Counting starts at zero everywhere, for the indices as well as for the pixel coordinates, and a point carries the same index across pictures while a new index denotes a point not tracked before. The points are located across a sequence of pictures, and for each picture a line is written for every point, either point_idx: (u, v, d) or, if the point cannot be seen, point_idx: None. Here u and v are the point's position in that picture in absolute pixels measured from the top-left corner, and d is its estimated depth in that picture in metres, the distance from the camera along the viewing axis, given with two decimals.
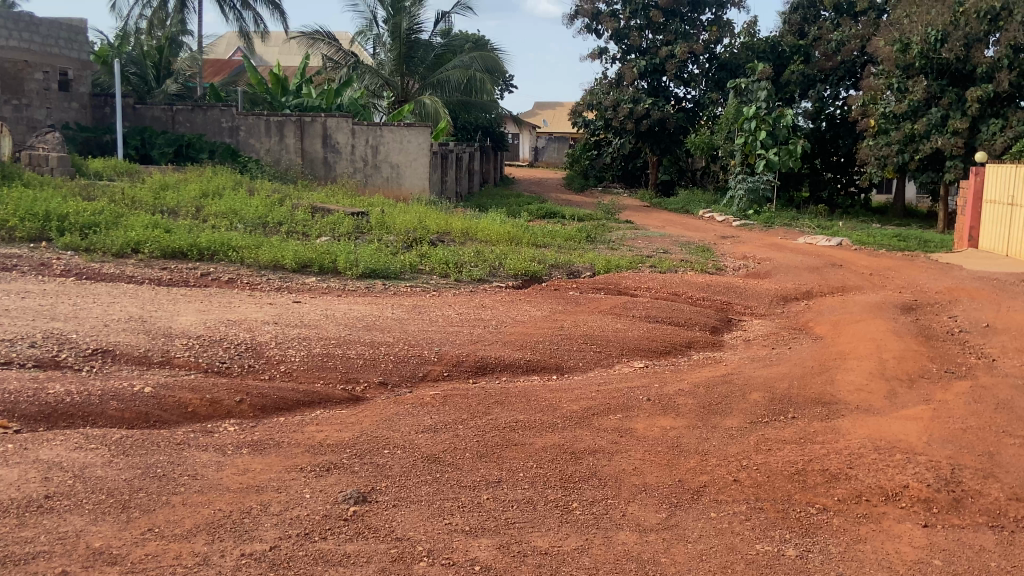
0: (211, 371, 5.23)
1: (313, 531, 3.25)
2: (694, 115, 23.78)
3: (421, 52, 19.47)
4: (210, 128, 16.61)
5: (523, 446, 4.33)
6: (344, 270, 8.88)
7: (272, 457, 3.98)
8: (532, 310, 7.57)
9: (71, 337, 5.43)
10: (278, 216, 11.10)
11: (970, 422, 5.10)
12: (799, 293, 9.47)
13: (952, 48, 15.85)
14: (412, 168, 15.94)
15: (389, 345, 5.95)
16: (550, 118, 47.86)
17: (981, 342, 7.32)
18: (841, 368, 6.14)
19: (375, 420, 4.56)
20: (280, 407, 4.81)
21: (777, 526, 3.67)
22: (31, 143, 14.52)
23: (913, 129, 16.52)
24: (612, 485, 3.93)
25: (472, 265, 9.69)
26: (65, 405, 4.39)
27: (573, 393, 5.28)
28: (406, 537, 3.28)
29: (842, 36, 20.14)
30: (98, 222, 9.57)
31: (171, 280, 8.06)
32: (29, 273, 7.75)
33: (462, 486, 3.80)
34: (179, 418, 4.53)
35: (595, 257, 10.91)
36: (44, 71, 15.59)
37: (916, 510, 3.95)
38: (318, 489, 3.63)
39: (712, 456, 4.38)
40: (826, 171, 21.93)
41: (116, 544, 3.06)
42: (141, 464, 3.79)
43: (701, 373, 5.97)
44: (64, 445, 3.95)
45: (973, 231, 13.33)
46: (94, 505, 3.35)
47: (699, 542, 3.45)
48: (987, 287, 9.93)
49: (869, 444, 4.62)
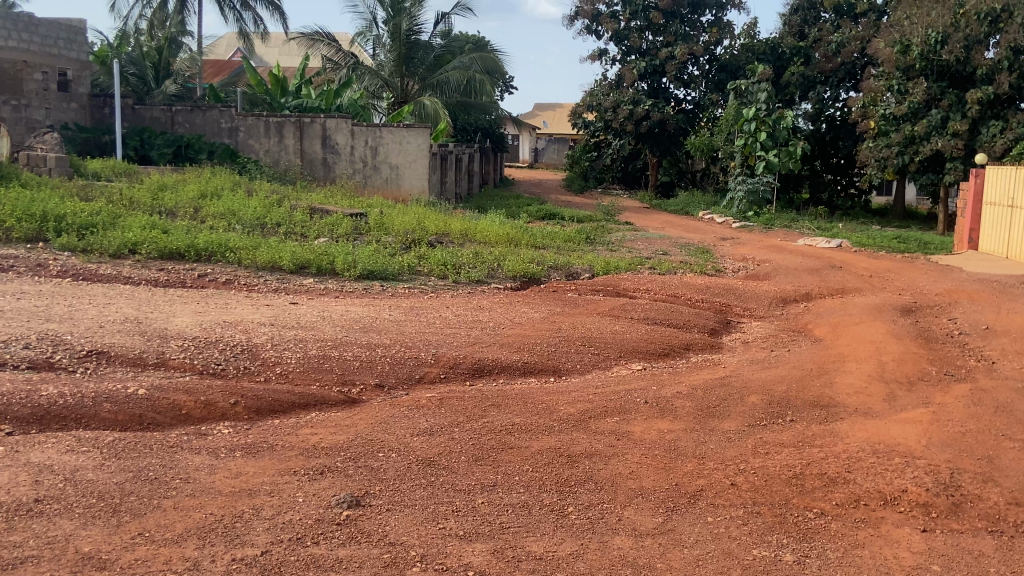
0: (206, 373, 5.21)
1: (306, 536, 3.22)
2: (694, 117, 23.75)
3: (421, 53, 19.44)
4: (210, 129, 16.59)
5: (520, 449, 4.30)
6: (342, 271, 8.85)
7: (265, 460, 3.95)
8: (530, 311, 7.54)
9: (66, 339, 5.40)
10: (276, 217, 11.07)
11: (969, 425, 5.07)
12: (798, 294, 9.44)
13: (952, 50, 15.84)
14: (411, 169, 15.91)
15: (386, 347, 5.92)
16: (550, 119, 47.83)
17: (981, 344, 7.29)
18: (841, 370, 6.11)
19: (370, 423, 4.53)
20: (275, 409, 4.78)
21: (774, 530, 3.64)
22: (29, 142, 14.49)
23: (913, 131, 16.49)
24: (608, 489, 3.90)
25: (470, 266, 9.67)
26: (58, 407, 4.36)
27: (570, 395, 5.25)
28: (400, 541, 3.25)
29: (842, 37, 20.11)
30: (95, 222, 9.54)
31: (168, 281, 8.04)
32: (25, 274, 7.73)
33: (457, 489, 3.76)
34: (173, 420, 4.50)
35: (593, 258, 10.89)
36: (43, 71, 15.57)
37: (915, 514, 3.92)
38: (311, 493, 3.60)
39: (710, 460, 4.35)
40: (826, 172, 21.94)
41: (106, 548, 3.03)
42: (133, 467, 3.75)
43: (700, 376, 5.94)
44: (56, 447, 3.91)
45: (973, 233, 13.30)
46: (84, 509, 3.31)
47: (696, 548, 3.41)
48: (987, 288, 9.93)
49: (867, 448, 4.59)
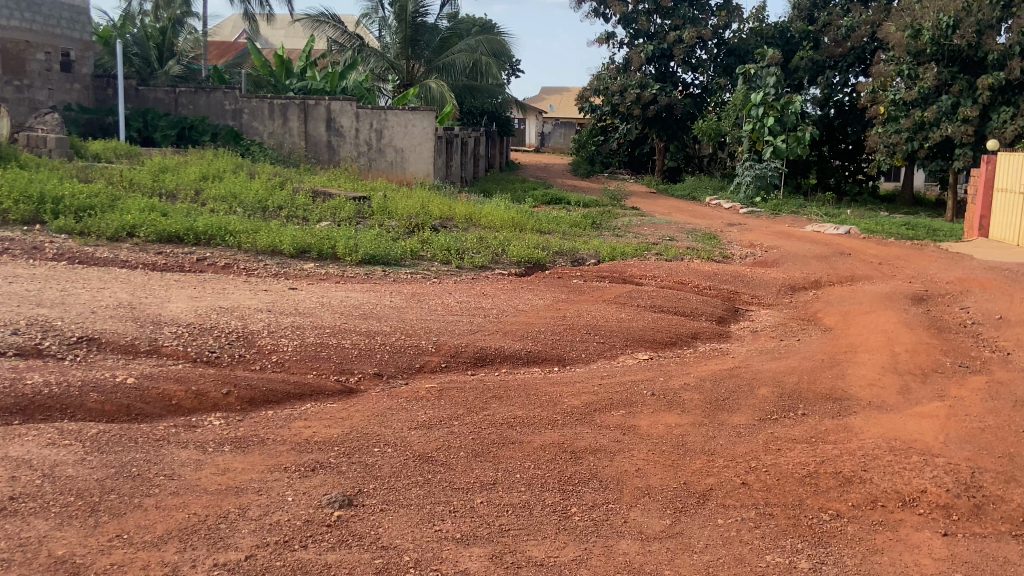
0: (200, 361, 5.04)
1: (293, 539, 3.05)
2: (703, 100, 23.41)
3: (427, 35, 19.11)
4: (213, 111, 16.44)
5: (520, 444, 4.12)
6: (343, 255, 8.66)
7: (254, 456, 3.78)
8: (533, 298, 7.32)
9: (55, 325, 5.23)
10: (278, 199, 10.89)
11: (988, 421, 4.87)
12: (807, 282, 9.20)
13: (963, 34, 15.50)
14: (417, 152, 15.63)
15: (386, 335, 5.73)
16: (557, 103, 47.37)
17: (994, 334, 7.08)
18: (852, 362, 5.91)
19: (366, 416, 4.34)
20: (269, 400, 4.61)
21: (788, 534, 3.46)
22: (29, 124, 14.33)
23: (923, 117, 16.11)
24: (613, 488, 3.72)
25: (474, 251, 9.45)
26: (42, 397, 4.20)
27: (574, 386, 5.07)
28: (392, 545, 3.08)
29: (852, 21, 19.70)
30: (93, 204, 9.35)
31: (165, 265, 7.83)
32: (20, 257, 7.53)
33: (454, 488, 3.59)
34: (162, 411, 4.33)
35: (599, 244, 10.68)
36: (45, 51, 15.32)
37: (936, 517, 3.73)
38: (302, 491, 3.43)
39: (720, 457, 4.17)
40: (834, 158, 21.61)
41: (80, 552, 2.87)
42: (116, 462, 3.59)
43: (709, 366, 5.74)
44: (37, 440, 3.75)
45: (984, 220, 13.02)
46: (61, 508, 3.15)
47: (706, 553, 3.24)
48: (1000, 277, 9.68)
49: (883, 445, 4.39)
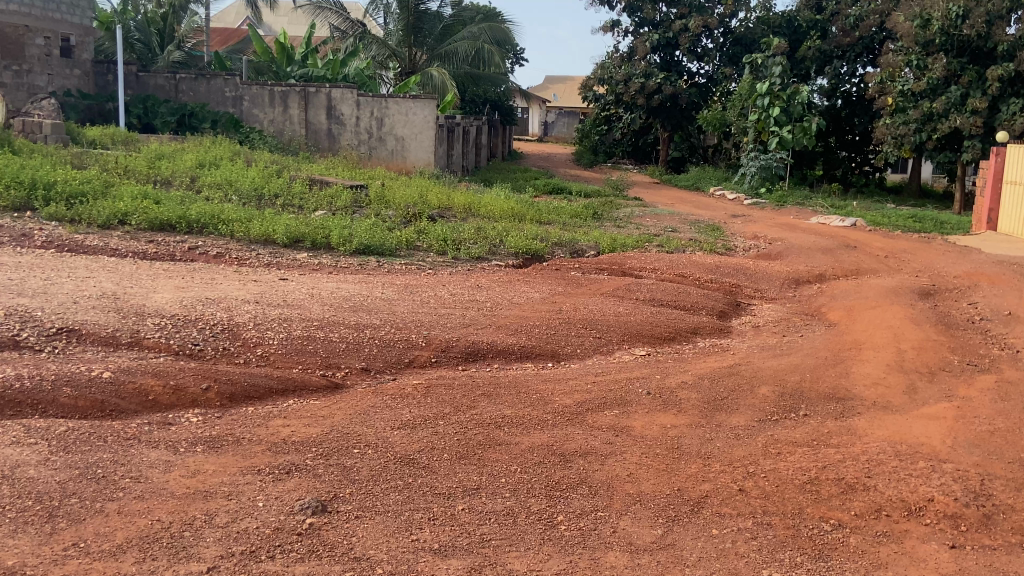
0: (182, 354, 4.85)
1: (260, 549, 2.88)
2: (707, 90, 23.10)
3: (430, 23, 18.87)
4: (213, 98, 16.24)
5: (508, 446, 3.94)
6: (336, 245, 8.47)
7: (227, 457, 3.60)
8: (530, 291, 7.11)
9: (35, 315, 5.05)
10: (274, 187, 10.68)
11: (998, 424, 4.67)
12: (811, 275, 8.99)
13: (973, 25, 15.13)
14: (417, 141, 15.40)
15: (375, 328, 5.54)
16: (559, 93, 47.01)
17: (1005, 331, 6.86)
18: (857, 359, 5.71)
19: (348, 414, 4.17)
20: (251, 396, 4.44)
21: (787, 546, 3.28)
22: (26, 109, 14.12)
23: (931, 108, 15.80)
24: (603, 494, 3.55)
25: (472, 242, 9.24)
26: (12, 392, 4.02)
27: (567, 383, 4.89)
28: (365, 556, 2.90)
29: (860, 10, 19.37)
30: (85, 191, 9.16)
31: (156, 254, 7.65)
32: (7, 245, 7.34)
33: (435, 494, 3.42)
34: (138, 407, 4.15)
35: (599, 235, 10.44)
36: (45, 36, 15.10)
37: (942, 528, 3.54)
38: (273, 496, 3.26)
39: (716, 461, 3.99)
40: (840, 149, 21.28)
41: (32, 562, 2.69)
42: (81, 464, 3.42)
43: (710, 363, 5.55)
44: (2, 439, 3.58)
45: (992, 213, 12.73)
46: (17, 513, 2.98)
47: (698, 567, 3.06)
48: (1008, 271, 9.42)
49: (889, 450, 4.20)
